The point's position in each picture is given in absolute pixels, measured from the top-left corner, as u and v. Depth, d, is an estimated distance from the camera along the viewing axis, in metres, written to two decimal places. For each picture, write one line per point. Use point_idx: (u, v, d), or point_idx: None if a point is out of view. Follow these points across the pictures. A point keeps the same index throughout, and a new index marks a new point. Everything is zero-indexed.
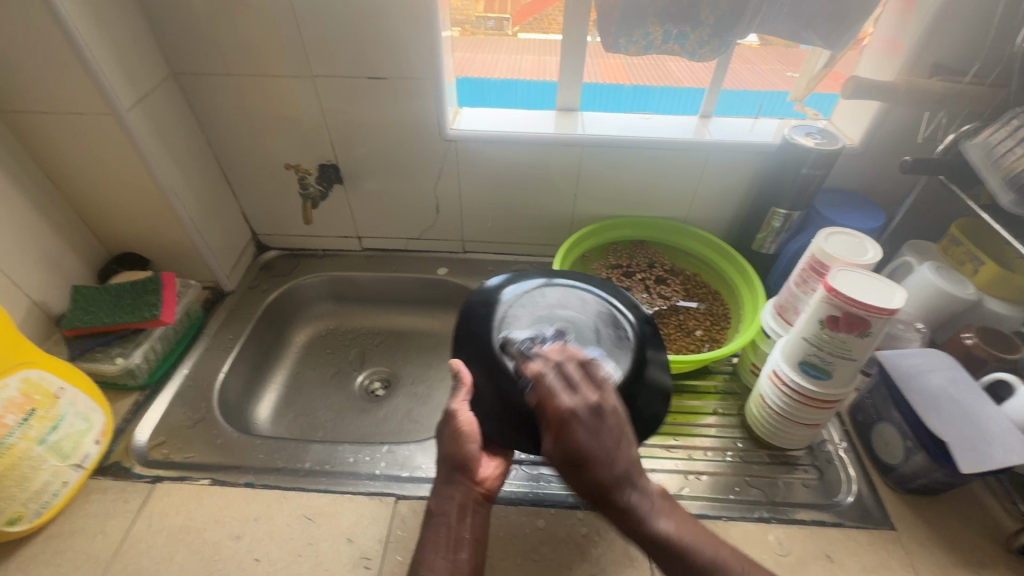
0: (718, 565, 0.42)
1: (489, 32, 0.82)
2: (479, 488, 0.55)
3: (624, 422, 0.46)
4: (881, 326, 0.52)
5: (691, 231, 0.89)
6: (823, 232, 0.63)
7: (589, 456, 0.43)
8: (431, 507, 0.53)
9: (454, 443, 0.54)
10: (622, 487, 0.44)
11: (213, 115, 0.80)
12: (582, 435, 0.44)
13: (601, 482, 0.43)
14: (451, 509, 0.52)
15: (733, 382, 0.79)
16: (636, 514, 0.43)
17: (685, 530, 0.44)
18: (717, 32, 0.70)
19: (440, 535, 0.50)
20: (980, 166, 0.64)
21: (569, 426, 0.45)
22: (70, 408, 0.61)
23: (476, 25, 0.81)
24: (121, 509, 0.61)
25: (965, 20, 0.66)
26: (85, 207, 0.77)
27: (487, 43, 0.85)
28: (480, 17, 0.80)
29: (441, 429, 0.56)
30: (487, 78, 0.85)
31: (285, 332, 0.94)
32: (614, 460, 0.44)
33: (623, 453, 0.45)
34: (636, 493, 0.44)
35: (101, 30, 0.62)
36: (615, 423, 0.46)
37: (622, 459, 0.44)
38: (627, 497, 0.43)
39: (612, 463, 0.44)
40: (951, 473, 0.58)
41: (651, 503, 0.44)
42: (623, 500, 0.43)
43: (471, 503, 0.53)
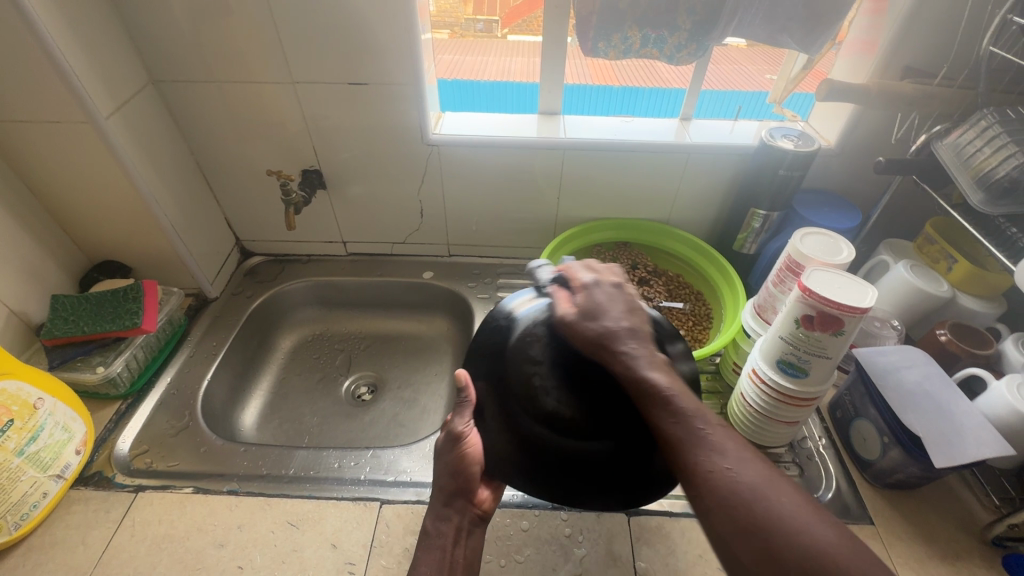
0: (739, 484, 0.36)
1: (478, 35, 0.84)
2: (475, 510, 0.56)
3: (638, 301, 0.48)
4: (854, 324, 0.53)
5: (674, 233, 0.90)
6: (799, 233, 0.64)
7: (596, 314, 0.45)
8: (427, 528, 0.54)
9: (455, 469, 0.54)
10: (624, 341, 0.43)
11: (194, 122, 0.80)
12: (595, 311, 0.46)
13: (601, 351, 0.44)
14: (447, 531, 0.54)
15: (716, 381, 0.80)
16: (631, 366, 0.42)
17: (691, 400, 0.41)
18: (694, 37, 0.71)
19: (434, 555, 0.52)
20: (950, 166, 0.65)
21: (589, 300, 0.47)
22: (49, 418, 0.60)
23: (466, 27, 0.82)
24: (102, 520, 0.60)
25: (936, 23, 0.67)
26: (65, 215, 0.77)
27: (476, 45, 0.86)
28: (469, 19, 0.81)
29: (443, 452, 0.54)
30: (475, 80, 0.85)
31: (270, 338, 0.94)
32: (618, 320, 0.45)
33: (631, 317, 0.46)
34: (640, 352, 0.43)
35: (77, 38, 0.62)
36: (629, 298, 0.48)
37: (626, 319, 0.45)
38: (623, 349, 0.43)
39: (614, 323, 0.45)
40: (926, 468, 0.59)
41: (649, 358, 0.43)
42: (625, 349, 0.43)
43: (466, 524, 0.55)
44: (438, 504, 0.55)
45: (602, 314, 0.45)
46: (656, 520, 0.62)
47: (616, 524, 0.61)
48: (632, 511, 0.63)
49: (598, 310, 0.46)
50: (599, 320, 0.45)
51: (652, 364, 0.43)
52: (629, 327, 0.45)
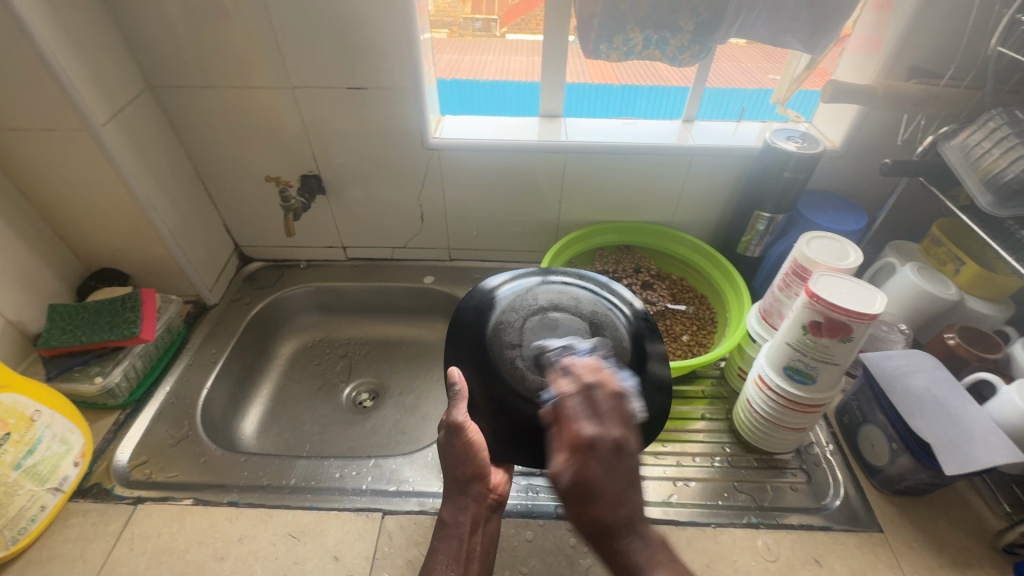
0: None
1: (476, 34, 0.83)
2: (492, 495, 0.55)
3: (635, 479, 0.38)
4: (863, 331, 0.52)
5: (677, 236, 0.89)
6: (805, 237, 0.63)
7: (595, 485, 0.36)
8: (445, 516, 0.52)
9: (464, 456, 0.53)
10: (624, 532, 0.36)
11: (191, 127, 0.79)
12: (597, 463, 0.37)
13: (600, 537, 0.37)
14: (465, 520, 0.52)
15: (720, 386, 0.79)
16: (626, 564, 0.35)
17: None
18: (697, 38, 0.70)
19: (452, 544, 0.50)
20: (958, 168, 0.64)
21: (586, 445, 0.38)
22: (47, 430, 0.59)
23: (464, 27, 0.81)
24: (101, 533, 0.60)
25: (943, 21, 0.66)
26: (62, 223, 0.76)
27: (474, 45, 0.84)
28: (467, 19, 0.80)
29: (446, 446, 0.53)
30: (474, 80, 0.84)
31: (271, 344, 0.93)
32: (620, 494, 0.36)
33: (631, 492, 0.37)
34: (636, 542, 0.36)
35: (72, 45, 0.61)
36: (622, 468, 0.37)
37: (625, 497, 0.36)
38: (622, 538, 0.35)
39: (619, 500, 0.36)
40: (936, 475, 0.58)
41: (650, 555, 0.35)
42: (621, 543, 0.36)
43: (483, 513, 0.53)
44: (452, 492, 0.53)
45: (602, 491, 0.36)
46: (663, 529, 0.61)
47: None
48: None
49: (598, 478, 0.36)
50: (590, 466, 0.37)
51: (647, 536, 0.36)
52: (631, 508, 0.36)
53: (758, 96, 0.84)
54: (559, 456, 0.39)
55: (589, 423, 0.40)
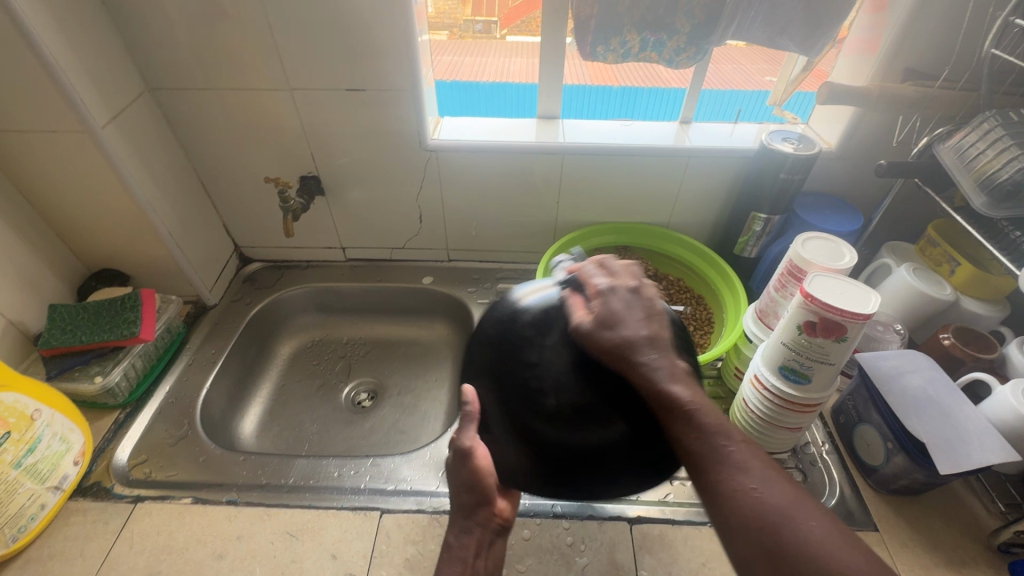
0: (761, 496, 0.36)
1: (477, 36, 0.83)
2: (496, 519, 0.56)
3: (655, 311, 0.46)
4: (858, 331, 0.52)
5: (674, 236, 0.90)
6: (800, 238, 0.64)
7: (612, 314, 0.44)
8: (449, 540, 0.54)
9: (471, 483, 0.53)
10: (642, 349, 0.43)
11: (191, 129, 0.79)
12: (614, 301, 0.45)
13: (619, 363, 0.42)
14: (469, 543, 0.53)
15: (717, 386, 0.79)
16: (649, 374, 0.42)
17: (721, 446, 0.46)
18: (693, 40, 0.71)
19: (456, 567, 0.52)
20: (952, 169, 0.64)
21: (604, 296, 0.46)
22: (47, 429, 0.60)
23: (464, 29, 0.81)
24: (101, 531, 0.60)
25: (937, 24, 0.66)
26: (62, 224, 0.76)
27: (474, 46, 0.85)
28: (467, 20, 0.80)
29: (456, 468, 0.53)
30: (475, 81, 0.85)
31: (270, 344, 0.94)
32: (630, 320, 0.44)
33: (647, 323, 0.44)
34: (656, 354, 0.42)
35: (72, 47, 0.61)
36: (634, 301, 0.46)
37: (642, 326, 0.44)
38: (642, 359, 0.42)
39: (630, 328, 0.43)
40: (931, 474, 0.59)
41: (671, 369, 0.42)
42: (643, 357, 0.42)
43: (487, 537, 0.55)
44: (460, 517, 0.54)
45: (620, 323, 0.44)
46: (659, 528, 0.62)
47: (618, 532, 0.61)
48: (635, 520, 0.62)
49: (613, 309, 0.45)
50: (613, 329, 0.44)
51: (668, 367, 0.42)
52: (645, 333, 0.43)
53: (755, 97, 0.85)
54: (581, 312, 0.46)
55: (602, 278, 0.48)
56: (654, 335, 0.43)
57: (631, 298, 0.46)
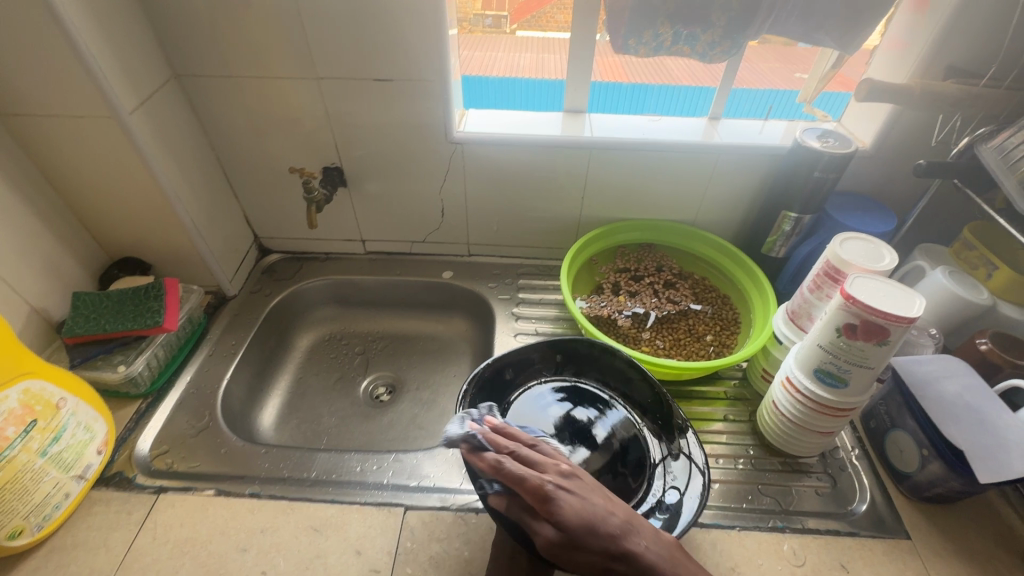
0: None
1: (487, 30, 0.80)
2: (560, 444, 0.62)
3: (598, 485, 0.51)
4: (901, 334, 0.51)
5: (701, 235, 0.88)
6: (838, 237, 0.62)
7: (586, 518, 0.46)
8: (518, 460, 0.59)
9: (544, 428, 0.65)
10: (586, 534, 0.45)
11: (215, 117, 0.78)
12: (573, 503, 0.47)
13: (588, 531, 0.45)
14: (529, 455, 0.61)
15: (743, 388, 0.78)
16: (649, 567, 0.44)
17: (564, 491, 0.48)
18: (729, 34, 0.69)
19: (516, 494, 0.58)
20: (995, 171, 0.62)
21: (554, 500, 0.47)
22: (71, 418, 0.60)
23: (475, 23, 0.79)
24: (125, 521, 0.60)
25: (982, 20, 0.65)
26: (85, 212, 0.76)
27: (485, 40, 0.82)
28: (477, 15, 0.78)
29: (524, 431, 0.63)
30: (484, 76, 0.82)
31: (288, 336, 0.93)
32: (605, 515, 0.47)
33: (612, 505, 0.48)
34: (641, 539, 0.46)
35: (102, 32, 0.60)
36: (590, 484, 0.50)
37: (614, 514, 0.47)
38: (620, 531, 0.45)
39: (604, 519, 0.46)
40: (968, 483, 0.57)
41: (662, 552, 0.46)
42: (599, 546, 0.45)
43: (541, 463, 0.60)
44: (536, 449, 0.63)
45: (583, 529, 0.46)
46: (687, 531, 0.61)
47: None
48: None
49: (583, 509, 0.47)
50: (604, 520, 0.46)
51: (589, 493, 0.48)
52: (624, 521, 0.47)
53: (778, 95, 0.82)
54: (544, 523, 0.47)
55: (544, 474, 0.49)
56: (561, 478, 0.49)
57: (580, 490, 0.48)
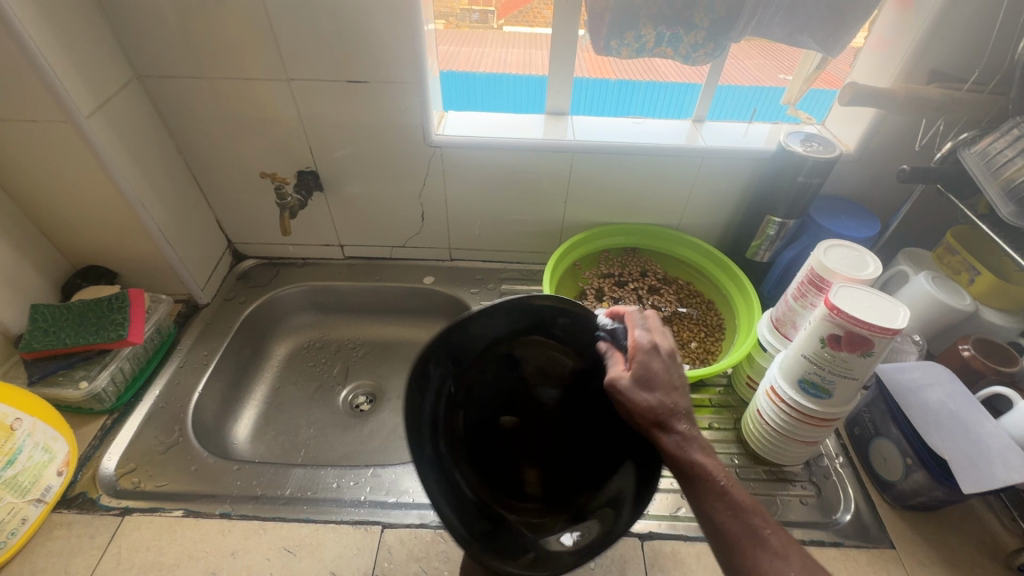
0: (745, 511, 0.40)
1: (474, 25, 0.77)
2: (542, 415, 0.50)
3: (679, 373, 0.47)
4: (885, 345, 0.50)
5: (686, 239, 0.87)
6: (822, 245, 0.61)
7: (652, 379, 0.42)
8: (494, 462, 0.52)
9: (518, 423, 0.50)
10: (652, 388, 0.42)
11: (182, 119, 0.75)
12: (649, 366, 0.43)
13: (644, 387, 0.42)
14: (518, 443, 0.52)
15: (728, 395, 0.77)
16: (682, 446, 0.41)
17: (646, 351, 0.44)
18: (713, 36, 0.67)
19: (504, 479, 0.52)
20: (978, 176, 0.62)
21: (636, 357, 0.44)
22: (28, 439, 0.57)
23: (462, 18, 0.76)
24: (87, 546, 0.57)
25: (966, 23, 0.64)
26: (44, 219, 0.72)
27: (472, 36, 0.79)
28: (464, 10, 0.74)
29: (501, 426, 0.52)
30: (472, 72, 0.80)
31: (264, 344, 0.90)
32: (670, 389, 0.43)
33: (678, 388, 0.44)
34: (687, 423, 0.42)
35: (55, 32, 0.57)
36: (668, 363, 0.45)
37: (674, 395, 0.43)
38: (679, 426, 0.41)
39: (664, 392, 0.42)
40: (951, 492, 0.57)
41: (698, 442, 0.42)
42: (656, 405, 0.41)
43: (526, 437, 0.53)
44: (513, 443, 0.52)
45: (654, 387, 0.42)
46: (670, 544, 0.60)
47: (630, 548, 0.59)
48: (645, 535, 0.60)
49: (656, 374, 0.43)
50: (647, 393, 0.41)
51: (668, 370, 0.45)
52: (679, 404, 0.43)
53: (760, 96, 0.81)
54: (619, 366, 0.43)
55: (640, 333, 0.46)
56: (655, 344, 0.46)
57: (667, 364, 0.45)
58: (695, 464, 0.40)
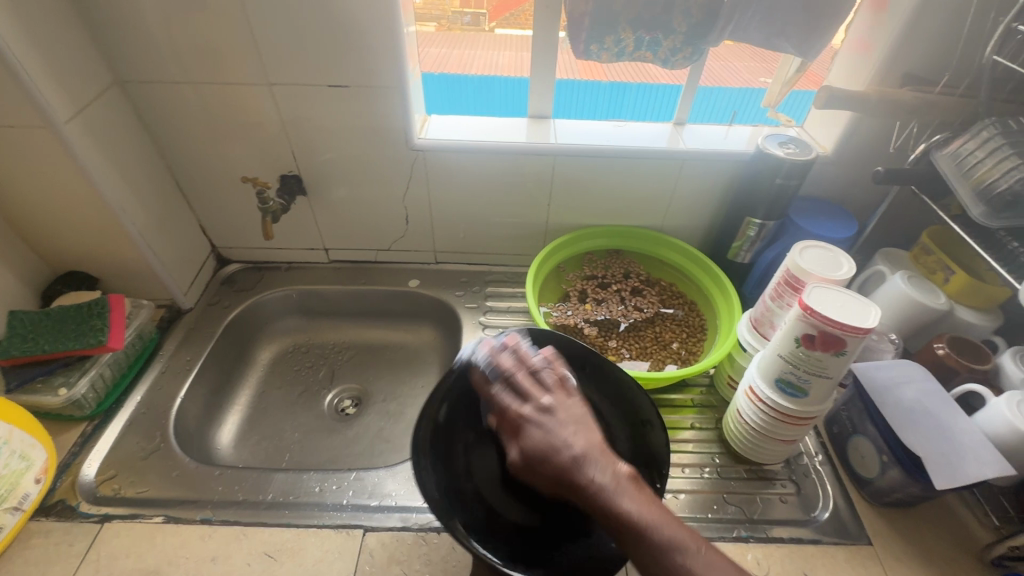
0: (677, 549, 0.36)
1: (465, 28, 0.78)
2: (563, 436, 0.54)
3: (586, 415, 0.44)
4: (857, 345, 0.51)
5: (668, 240, 0.88)
6: (798, 246, 0.62)
7: (541, 449, 0.41)
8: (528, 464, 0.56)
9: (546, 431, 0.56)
10: (547, 454, 0.41)
11: (163, 124, 0.75)
12: (536, 434, 0.42)
13: (539, 459, 0.41)
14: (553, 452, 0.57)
15: (710, 395, 0.78)
16: (597, 499, 0.38)
17: (531, 417, 0.44)
18: (691, 40, 0.68)
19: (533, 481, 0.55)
20: (950, 177, 0.63)
21: (525, 429, 0.44)
22: (5, 446, 0.56)
23: (452, 21, 0.76)
24: (65, 554, 0.57)
25: (937, 27, 0.65)
26: (23, 225, 0.72)
27: (463, 39, 0.80)
28: (455, 12, 0.75)
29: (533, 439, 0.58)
30: (463, 74, 0.81)
31: (249, 349, 0.90)
32: (563, 443, 0.41)
33: (580, 432, 0.42)
34: (595, 470, 0.39)
35: (31, 37, 0.57)
36: (567, 412, 0.44)
37: (574, 441, 0.41)
38: (585, 479, 0.39)
39: (564, 446, 0.41)
40: (925, 488, 0.58)
41: (615, 484, 0.39)
42: (556, 469, 0.40)
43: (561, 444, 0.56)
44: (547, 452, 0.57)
45: (549, 451, 0.41)
46: None
47: None
48: None
49: (544, 438, 0.42)
50: (551, 454, 0.41)
51: (561, 422, 0.43)
52: (575, 451, 0.40)
53: (742, 102, 0.83)
54: (512, 446, 0.44)
55: (521, 403, 0.46)
56: (539, 406, 0.45)
57: (555, 419, 0.43)
58: (617, 512, 0.37)
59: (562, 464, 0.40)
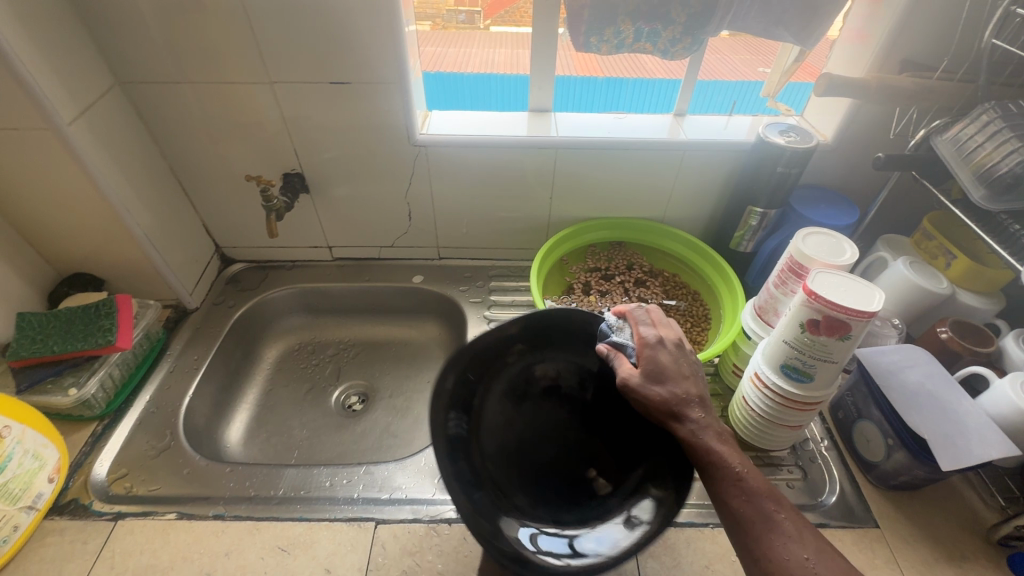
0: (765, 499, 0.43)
1: (460, 26, 0.78)
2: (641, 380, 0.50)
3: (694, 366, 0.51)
4: (862, 328, 0.51)
5: (668, 231, 0.88)
6: (800, 233, 0.63)
7: (660, 372, 0.48)
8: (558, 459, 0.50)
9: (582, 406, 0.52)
10: (667, 388, 0.47)
11: (165, 124, 0.75)
12: (661, 361, 0.49)
13: (654, 382, 0.47)
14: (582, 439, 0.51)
15: (715, 383, 0.79)
16: (697, 435, 0.45)
17: (655, 350, 0.50)
18: (690, 30, 0.68)
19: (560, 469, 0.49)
20: (951, 162, 0.63)
21: (648, 353, 0.49)
22: (18, 446, 0.57)
23: (447, 19, 0.76)
24: (80, 552, 0.57)
25: (935, 13, 0.65)
26: (28, 227, 0.72)
27: (459, 36, 0.80)
28: (450, 10, 0.75)
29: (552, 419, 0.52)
30: (459, 73, 0.81)
31: (255, 347, 0.90)
32: (678, 378, 0.48)
33: (690, 380, 0.48)
34: (699, 412, 0.46)
35: (34, 39, 0.57)
36: (678, 355, 0.50)
37: (687, 385, 0.48)
38: (689, 419, 0.45)
39: (679, 384, 0.47)
40: (932, 470, 0.58)
41: (712, 427, 0.45)
42: (672, 400, 0.46)
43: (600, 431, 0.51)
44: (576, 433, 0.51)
45: (665, 380, 0.47)
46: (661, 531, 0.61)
47: None
48: None
49: (663, 367, 0.48)
50: (661, 385, 0.47)
51: (679, 363, 0.49)
52: (687, 393, 0.47)
53: (740, 91, 0.83)
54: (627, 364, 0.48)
55: (649, 330, 0.52)
56: (662, 341, 0.51)
57: (676, 356, 0.50)
58: (716, 455, 0.44)
59: (677, 398, 0.46)
